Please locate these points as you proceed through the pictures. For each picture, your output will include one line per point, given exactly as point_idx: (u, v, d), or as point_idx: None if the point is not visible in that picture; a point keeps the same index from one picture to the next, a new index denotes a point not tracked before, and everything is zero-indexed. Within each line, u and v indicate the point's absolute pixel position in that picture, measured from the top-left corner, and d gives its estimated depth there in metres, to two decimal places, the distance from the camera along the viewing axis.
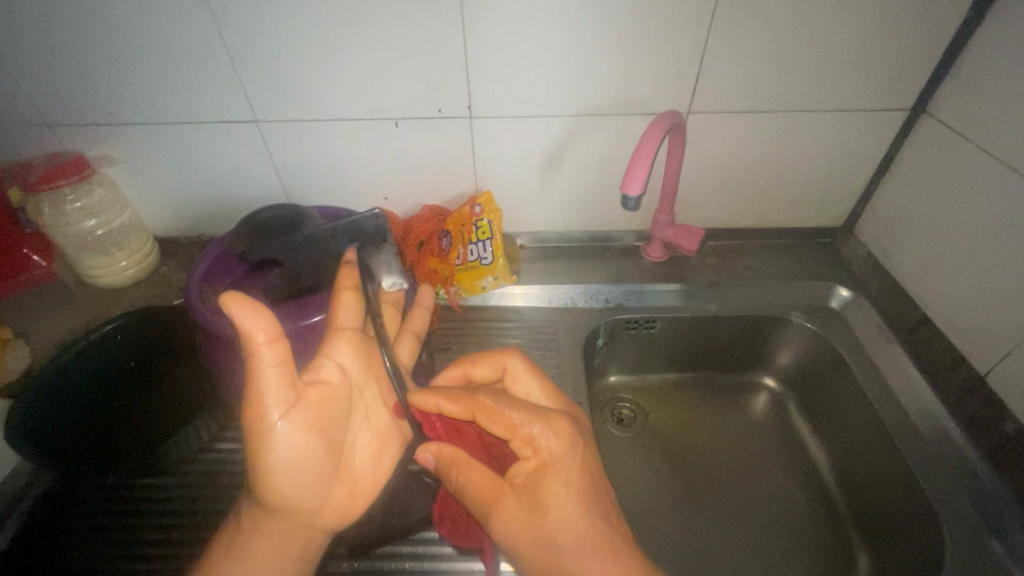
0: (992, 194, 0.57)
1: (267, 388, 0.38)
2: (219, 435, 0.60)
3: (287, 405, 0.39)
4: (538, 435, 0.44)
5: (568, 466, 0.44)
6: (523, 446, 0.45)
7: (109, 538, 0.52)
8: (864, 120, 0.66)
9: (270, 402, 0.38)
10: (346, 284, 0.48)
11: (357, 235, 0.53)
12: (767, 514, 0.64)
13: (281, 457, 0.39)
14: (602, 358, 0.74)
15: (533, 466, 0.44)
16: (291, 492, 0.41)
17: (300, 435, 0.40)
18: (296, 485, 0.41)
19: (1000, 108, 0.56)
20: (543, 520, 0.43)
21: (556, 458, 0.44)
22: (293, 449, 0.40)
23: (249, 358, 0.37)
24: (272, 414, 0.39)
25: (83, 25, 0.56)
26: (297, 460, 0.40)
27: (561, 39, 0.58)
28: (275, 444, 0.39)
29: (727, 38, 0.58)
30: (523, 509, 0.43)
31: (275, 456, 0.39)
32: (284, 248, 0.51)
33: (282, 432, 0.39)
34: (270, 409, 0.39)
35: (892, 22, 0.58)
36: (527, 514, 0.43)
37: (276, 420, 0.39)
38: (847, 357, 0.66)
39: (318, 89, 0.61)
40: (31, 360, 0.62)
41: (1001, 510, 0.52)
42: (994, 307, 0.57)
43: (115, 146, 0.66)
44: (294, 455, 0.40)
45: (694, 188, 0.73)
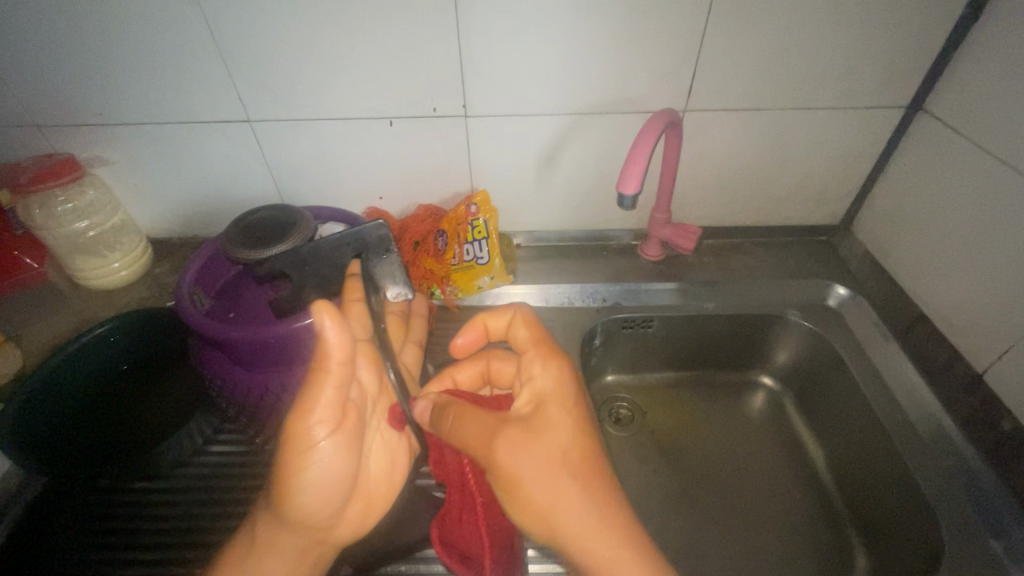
0: (990, 192, 0.56)
1: (319, 405, 0.38)
2: (212, 438, 0.61)
3: (334, 424, 0.39)
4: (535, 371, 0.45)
5: (563, 406, 0.43)
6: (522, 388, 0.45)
7: (102, 542, 0.52)
8: (861, 116, 0.65)
9: (318, 420, 0.39)
10: (352, 297, 0.46)
11: (362, 249, 0.48)
12: (765, 514, 0.64)
13: (317, 474, 0.39)
14: (599, 357, 0.73)
15: (532, 403, 0.44)
16: (314, 506, 0.40)
17: (337, 455, 0.40)
18: (320, 501, 0.41)
19: (998, 103, 0.55)
20: (545, 444, 0.41)
21: (551, 391, 0.44)
22: (329, 467, 0.40)
23: (315, 374, 0.38)
24: (318, 434, 0.39)
25: (71, 26, 0.55)
26: (329, 477, 0.40)
27: (553, 35, 0.57)
28: (313, 461, 0.39)
29: (721, 34, 0.57)
30: (525, 436, 0.41)
31: (312, 472, 0.39)
32: (289, 261, 0.48)
33: (323, 450, 0.39)
34: (316, 428, 0.39)
35: (888, 17, 0.57)
36: (530, 442, 0.41)
37: (320, 438, 0.39)
38: (844, 356, 0.65)
39: (309, 88, 0.61)
40: (23, 362, 0.62)
41: (1000, 511, 0.51)
42: (992, 306, 0.57)
43: (106, 148, 0.66)
44: (327, 472, 0.40)
45: (690, 186, 0.72)
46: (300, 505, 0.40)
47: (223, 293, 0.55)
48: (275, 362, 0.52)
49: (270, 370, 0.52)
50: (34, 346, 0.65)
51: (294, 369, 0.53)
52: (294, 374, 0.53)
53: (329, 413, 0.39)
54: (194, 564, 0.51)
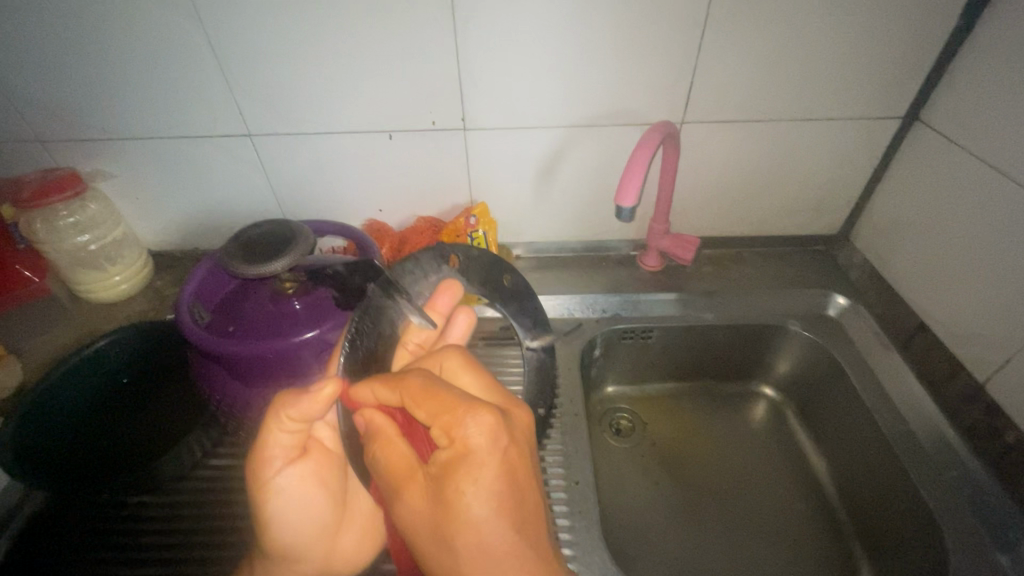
0: (988, 202, 0.56)
1: (278, 442, 0.41)
2: (212, 451, 0.60)
3: (291, 456, 0.42)
4: (470, 436, 0.34)
5: (482, 472, 0.34)
6: (443, 437, 0.35)
7: (98, 558, 0.52)
8: (858, 127, 0.65)
9: (277, 456, 0.41)
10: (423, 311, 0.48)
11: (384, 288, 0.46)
12: (767, 526, 0.63)
13: (282, 509, 0.42)
14: (599, 368, 0.73)
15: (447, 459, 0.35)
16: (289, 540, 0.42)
17: (301, 487, 0.42)
18: (301, 532, 0.43)
19: (993, 114, 0.55)
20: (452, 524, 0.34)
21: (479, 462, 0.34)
22: (295, 500, 0.42)
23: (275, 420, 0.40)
24: (277, 467, 0.41)
25: (75, 42, 0.56)
26: (300, 509, 0.42)
27: (553, 49, 0.57)
28: (280, 497, 0.41)
29: (718, 48, 0.58)
30: (433, 504, 0.35)
31: (274, 507, 0.41)
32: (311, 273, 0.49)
33: (282, 485, 0.41)
34: (272, 464, 0.41)
35: (884, 30, 0.57)
36: (436, 511, 0.35)
37: (279, 472, 0.42)
38: (845, 366, 0.65)
39: (310, 102, 0.61)
40: (23, 376, 0.62)
41: (1004, 522, 0.51)
42: (992, 315, 0.56)
43: (108, 162, 0.66)
44: (295, 505, 0.42)
45: (689, 197, 0.73)
46: (276, 539, 0.42)
47: (220, 305, 0.55)
48: (271, 376, 0.51)
49: (266, 384, 0.52)
50: (35, 360, 0.65)
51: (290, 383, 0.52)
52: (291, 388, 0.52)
53: (286, 449, 0.42)
54: None
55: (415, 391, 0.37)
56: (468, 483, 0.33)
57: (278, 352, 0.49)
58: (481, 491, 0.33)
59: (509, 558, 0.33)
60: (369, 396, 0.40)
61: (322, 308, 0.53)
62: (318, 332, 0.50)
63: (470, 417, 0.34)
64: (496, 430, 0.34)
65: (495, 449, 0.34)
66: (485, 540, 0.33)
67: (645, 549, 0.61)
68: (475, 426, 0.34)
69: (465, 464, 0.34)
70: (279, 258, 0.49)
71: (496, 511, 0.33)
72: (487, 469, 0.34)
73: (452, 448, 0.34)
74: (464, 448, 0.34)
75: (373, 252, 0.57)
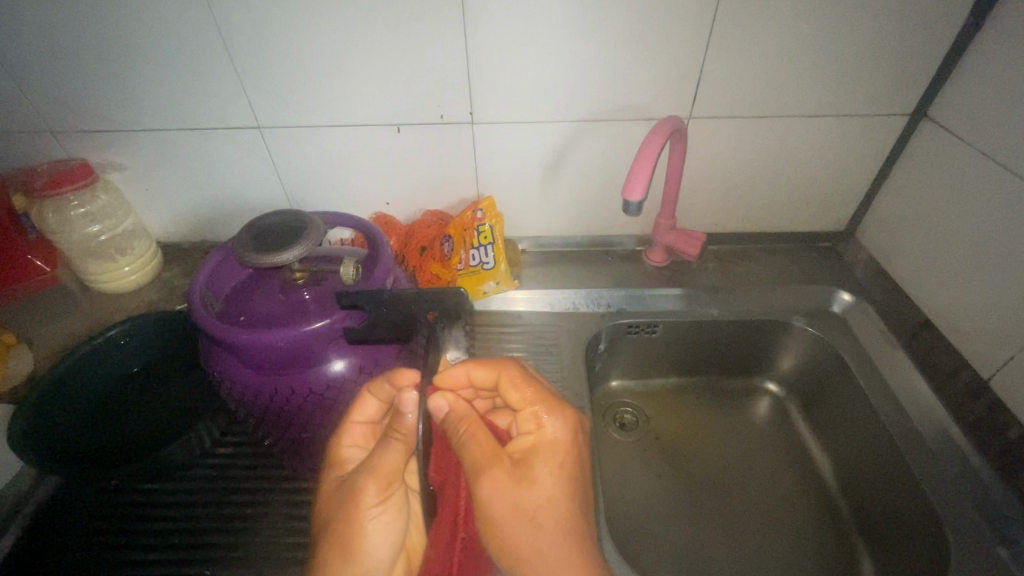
0: (994, 200, 0.56)
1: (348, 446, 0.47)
2: (219, 439, 0.61)
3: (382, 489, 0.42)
4: (545, 417, 0.42)
5: (562, 454, 0.41)
6: (526, 420, 0.43)
7: (110, 542, 0.53)
8: (865, 123, 0.65)
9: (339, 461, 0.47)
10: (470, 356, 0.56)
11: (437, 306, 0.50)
12: (771, 520, 0.64)
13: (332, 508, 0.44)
14: (603, 362, 0.74)
15: (529, 443, 0.42)
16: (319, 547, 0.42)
17: (386, 520, 0.43)
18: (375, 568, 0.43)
19: (998, 112, 0.55)
20: (527, 493, 0.39)
21: (555, 442, 0.42)
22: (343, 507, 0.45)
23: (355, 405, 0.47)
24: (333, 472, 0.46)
25: (87, 32, 0.57)
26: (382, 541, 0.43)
27: (564, 45, 0.58)
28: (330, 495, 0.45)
29: (727, 43, 0.58)
30: (512, 480, 0.39)
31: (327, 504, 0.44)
32: (369, 298, 0.50)
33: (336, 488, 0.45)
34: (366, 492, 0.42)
35: (892, 26, 0.57)
36: (514, 486, 0.39)
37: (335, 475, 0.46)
38: (848, 361, 0.65)
39: (320, 94, 0.61)
40: (35, 364, 0.63)
41: (1006, 517, 0.51)
42: (999, 313, 0.56)
43: (118, 153, 0.67)
44: (380, 545, 0.43)
45: (695, 192, 0.73)
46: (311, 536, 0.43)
47: (231, 294, 0.55)
48: (282, 365, 0.51)
49: (273, 374, 0.52)
50: (46, 348, 0.66)
51: (301, 371, 0.52)
52: (302, 376, 0.52)
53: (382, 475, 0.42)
54: (202, 564, 0.51)
55: (506, 379, 0.44)
56: (547, 465, 0.40)
57: (286, 341, 0.49)
58: (554, 476, 0.40)
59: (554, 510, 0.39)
60: (461, 376, 0.45)
61: (331, 299, 0.53)
62: (328, 323, 0.50)
63: (555, 413, 0.42)
64: (570, 424, 0.43)
65: (566, 440, 0.42)
66: (542, 508, 0.39)
67: (647, 542, 0.62)
68: (557, 420, 0.42)
69: (541, 451, 0.41)
70: (292, 248, 0.49)
71: (559, 490, 0.40)
72: (563, 455, 0.41)
73: (537, 434, 0.42)
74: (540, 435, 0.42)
75: (382, 242, 0.56)
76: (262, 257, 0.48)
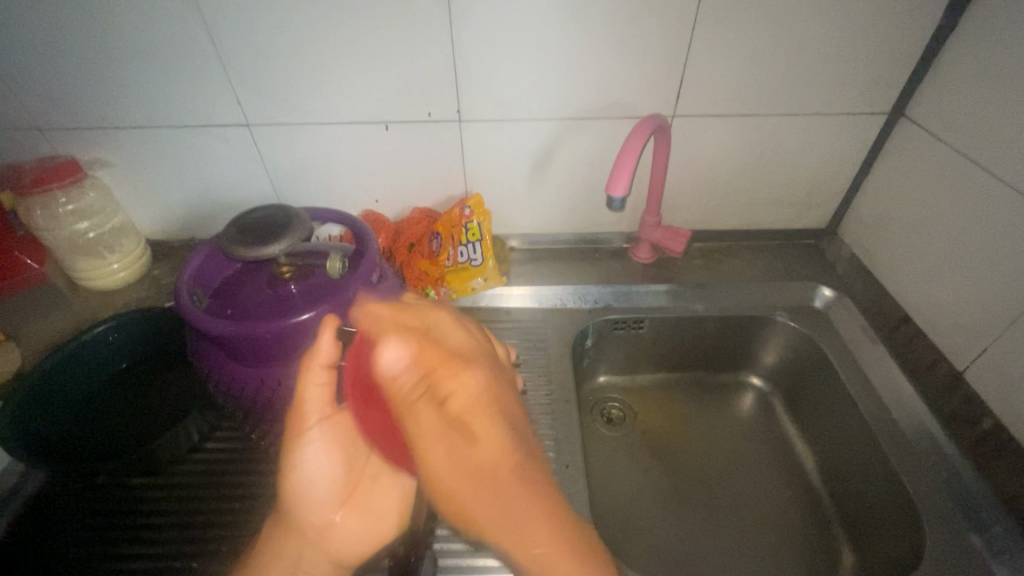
0: (968, 196, 0.58)
1: (309, 396, 0.44)
2: (207, 436, 0.61)
3: (323, 413, 0.44)
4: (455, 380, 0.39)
5: (479, 409, 0.39)
6: (434, 387, 0.39)
7: (98, 538, 0.53)
8: (845, 122, 0.67)
9: (310, 409, 0.44)
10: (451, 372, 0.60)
11: None
12: (755, 514, 0.65)
13: (312, 466, 0.43)
14: (591, 358, 0.75)
15: (450, 407, 0.39)
16: (307, 488, 0.43)
17: (326, 445, 0.44)
18: (314, 503, 0.42)
19: (971, 110, 0.57)
20: (477, 452, 0.37)
21: (470, 404, 0.39)
22: (316, 469, 0.43)
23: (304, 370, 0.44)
24: (310, 420, 0.44)
25: (73, 31, 0.57)
26: (320, 472, 0.43)
27: (548, 43, 0.59)
28: (304, 450, 0.43)
29: (709, 43, 0.59)
30: (465, 439, 0.37)
31: (305, 464, 0.43)
32: None
33: (313, 438, 0.44)
34: (308, 415, 0.44)
35: (867, 29, 0.59)
36: (468, 445, 0.37)
37: (310, 425, 0.44)
38: (830, 356, 0.66)
39: (307, 91, 0.62)
40: (23, 362, 0.64)
41: (982, 506, 0.52)
42: (976, 306, 0.58)
43: (107, 150, 0.67)
44: (319, 470, 0.43)
45: (679, 191, 0.74)
46: (292, 494, 0.42)
47: (220, 288, 0.55)
48: (267, 356, 0.51)
49: (260, 365, 0.52)
50: (34, 346, 0.66)
51: (287, 363, 0.52)
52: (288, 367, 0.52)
53: (320, 407, 0.44)
54: (190, 559, 0.52)
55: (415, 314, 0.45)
56: (480, 419, 0.38)
57: (273, 332, 0.49)
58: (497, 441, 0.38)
59: (521, 505, 0.36)
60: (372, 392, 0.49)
61: (322, 294, 0.53)
62: (314, 315, 0.50)
63: (461, 371, 0.40)
64: (484, 388, 0.40)
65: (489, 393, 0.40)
66: (491, 460, 0.37)
67: (633, 534, 0.63)
68: (473, 374, 0.40)
69: (483, 442, 0.37)
70: (278, 241, 0.50)
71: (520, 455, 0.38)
72: (480, 411, 0.39)
73: (452, 393, 0.39)
74: (461, 390, 0.39)
75: (368, 238, 0.57)
76: (249, 249, 0.49)
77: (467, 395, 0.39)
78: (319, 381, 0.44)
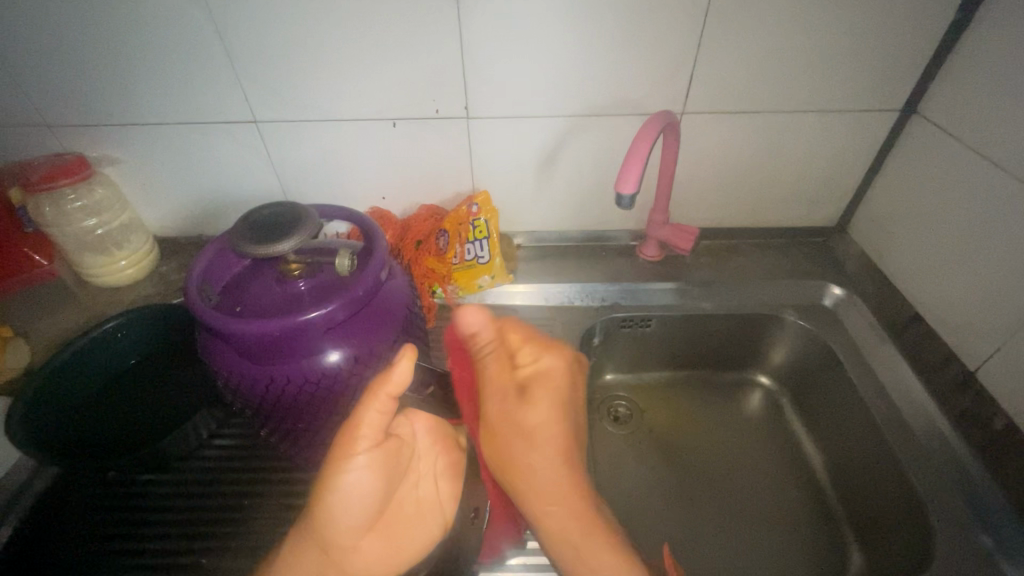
0: (981, 194, 0.57)
1: (366, 421, 0.41)
2: (216, 432, 0.62)
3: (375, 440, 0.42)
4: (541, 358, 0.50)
5: (556, 384, 0.49)
6: (522, 358, 0.50)
7: (109, 534, 0.53)
8: (856, 119, 0.66)
9: (364, 434, 0.41)
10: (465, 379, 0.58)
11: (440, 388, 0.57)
12: (763, 513, 0.64)
13: (350, 490, 0.41)
14: (598, 357, 0.74)
15: (526, 376, 0.49)
16: (339, 509, 0.41)
17: (371, 472, 0.41)
18: (340, 525, 0.41)
19: (985, 107, 0.56)
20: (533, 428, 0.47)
21: (548, 376, 0.49)
22: (354, 494, 0.41)
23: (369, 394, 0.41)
24: (361, 446, 0.41)
25: (82, 27, 0.57)
26: (357, 496, 0.41)
27: (557, 39, 0.58)
28: (348, 473, 0.41)
29: (719, 40, 0.59)
30: (514, 398, 0.47)
31: (344, 487, 0.41)
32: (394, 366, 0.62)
33: (359, 464, 0.41)
34: (362, 439, 0.41)
35: (880, 25, 0.58)
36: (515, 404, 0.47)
37: (361, 451, 0.41)
38: (839, 355, 0.66)
39: (315, 88, 0.62)
40: (32, 358, 0.64)
41: (994, 507, 0.52)
42: (989, 305, 0.57)
43: (114, 147, 0.67)
44: (358, 495, 0.41)
45: (688, 188, 0.74)
46: (325, 512, 0.41)
47: (229, 286, 0.55)
48: (276, 355, 0.51)
49: (268, 363, 0.51)
50: (43, 343, 0.66)
51: (296, 361, 0.52)
52: (297, 366, 0.52)
53: (375, 433, 0.42)
54: (200, 556, 0.52)
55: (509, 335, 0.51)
56: (545, 398, 0.48)
57: (282, 330, 0.48)
58: (549, 406, 0.48)
59: (557, 473, 0.47)
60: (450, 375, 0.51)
61: (331, 293, 0.53)
62: (324, 313, 0.50)
63: (549, 353, 0.50)
64: (568, 366, 0.51)
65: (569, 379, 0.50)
66: (542, 439, 0.47)
67: (640, 533, 0.63)
68: (550, 358, 0.50)
69: (542, 410, 0.47)
70: (288, 239, 0.50)
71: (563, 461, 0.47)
72: (554, 391, 0.48)
73: (533, 369, 0.49)
74: (542, 368, 0.49)
75: (377, 236, 0.56)
76: (258, 247, 0.49)
77: (542, 368, 0.49)
78: (378, 411, 0.41)
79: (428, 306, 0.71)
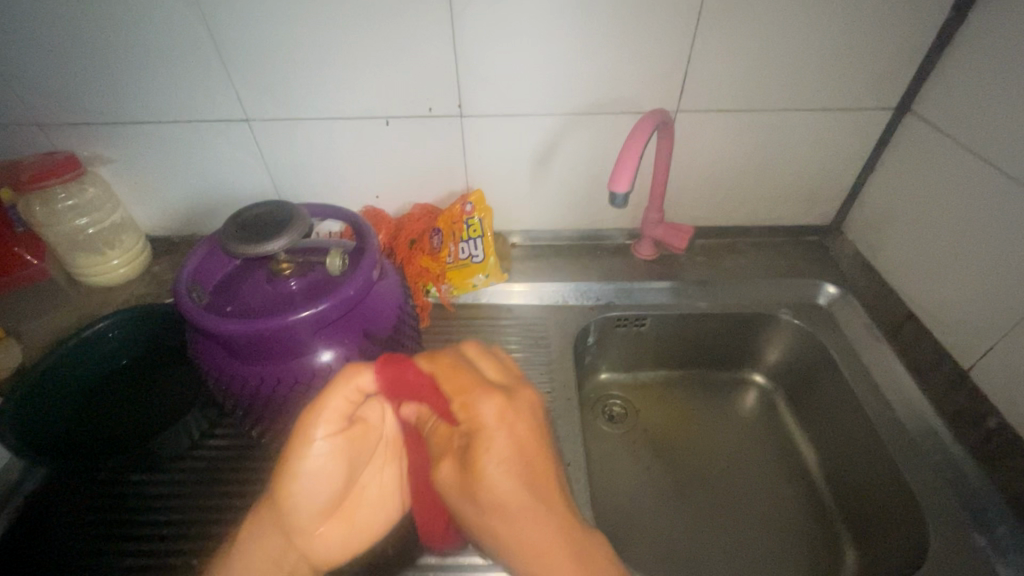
0: (975, 193, 0.57)
1: (331, 407, 0.41)
2: (207, 433, 0.61)
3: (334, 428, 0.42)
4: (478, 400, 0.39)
5: (504, 439, 0.37)
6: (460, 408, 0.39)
7: (100, 534, 0.53)
8: (850, 118, 0.66)
9: (324, 420, 0.41)
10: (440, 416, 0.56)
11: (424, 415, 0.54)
12: (757, 511, 0.64)
13: (311, 473, 0.41)
14: (593, 356, 0.74)
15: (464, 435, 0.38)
16: (301, 492, 0.41)
17: (333, 455, 0.42)
18: (306, 509, 0.42)
19: (978, 106, 0.56)
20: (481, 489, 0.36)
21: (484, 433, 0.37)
22: (314, 480, 0.41)
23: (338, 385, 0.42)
24: (319, 432, 0.41)
25: (71, 25, 0.56)
26: (318, 480, 0.42)
27: (551, 39, 0.58)
28: (311, 452, 0.41)
29: (713, 38, 0.58)
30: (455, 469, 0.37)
31: (307, 469, 0.41)
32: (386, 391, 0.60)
33: (319, 449, 0.41)
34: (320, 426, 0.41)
35: (874, 23, 0.58)
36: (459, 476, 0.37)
37: (320, 437, 0.41)
38: (833, 353, 0.66)
39: (308, 88, 0.62)
40: (24, 359, 0.63)
41: (986, 506, 0.52)
42: (982, 304, 0.57)
43: (106, 146, 0.67)
44: (317, 476, 0.42)
45: (682, 187, 0.73)
46: (288, 497, 0.41)
47: (220, 284, 0.55)
48: (268, 354, 0.51)
49: (261, 363, 0.51)
50: (35, 343, 0.66)
51: (289, 360, 0.52)
52: (290, 365, 0.52)
53: (334, 420, 0.42)
54: (191, 555, 0.51)
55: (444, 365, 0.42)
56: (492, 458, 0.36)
57: (274, 330, 0.48)
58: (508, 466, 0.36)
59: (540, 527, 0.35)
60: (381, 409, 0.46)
61: (323, 292, 0.53)
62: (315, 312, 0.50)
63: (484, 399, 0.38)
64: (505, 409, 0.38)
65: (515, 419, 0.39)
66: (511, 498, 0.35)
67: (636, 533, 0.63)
68: (488, 403, 0.38)
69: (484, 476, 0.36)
70: (278, 238, 0.49)
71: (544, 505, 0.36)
72: (495, 440, 0.37)
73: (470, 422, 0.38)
74: (478, 423, 0.37)
75: (368, 233, 0.56)
76: (248, 246, 0.48)
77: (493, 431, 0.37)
78: (346, 396, 0.42)
79: (422, 306, 0.70)
